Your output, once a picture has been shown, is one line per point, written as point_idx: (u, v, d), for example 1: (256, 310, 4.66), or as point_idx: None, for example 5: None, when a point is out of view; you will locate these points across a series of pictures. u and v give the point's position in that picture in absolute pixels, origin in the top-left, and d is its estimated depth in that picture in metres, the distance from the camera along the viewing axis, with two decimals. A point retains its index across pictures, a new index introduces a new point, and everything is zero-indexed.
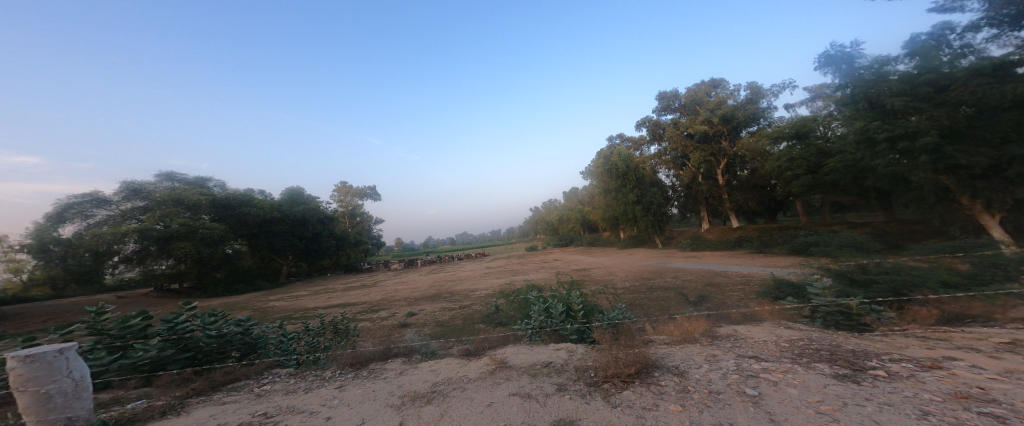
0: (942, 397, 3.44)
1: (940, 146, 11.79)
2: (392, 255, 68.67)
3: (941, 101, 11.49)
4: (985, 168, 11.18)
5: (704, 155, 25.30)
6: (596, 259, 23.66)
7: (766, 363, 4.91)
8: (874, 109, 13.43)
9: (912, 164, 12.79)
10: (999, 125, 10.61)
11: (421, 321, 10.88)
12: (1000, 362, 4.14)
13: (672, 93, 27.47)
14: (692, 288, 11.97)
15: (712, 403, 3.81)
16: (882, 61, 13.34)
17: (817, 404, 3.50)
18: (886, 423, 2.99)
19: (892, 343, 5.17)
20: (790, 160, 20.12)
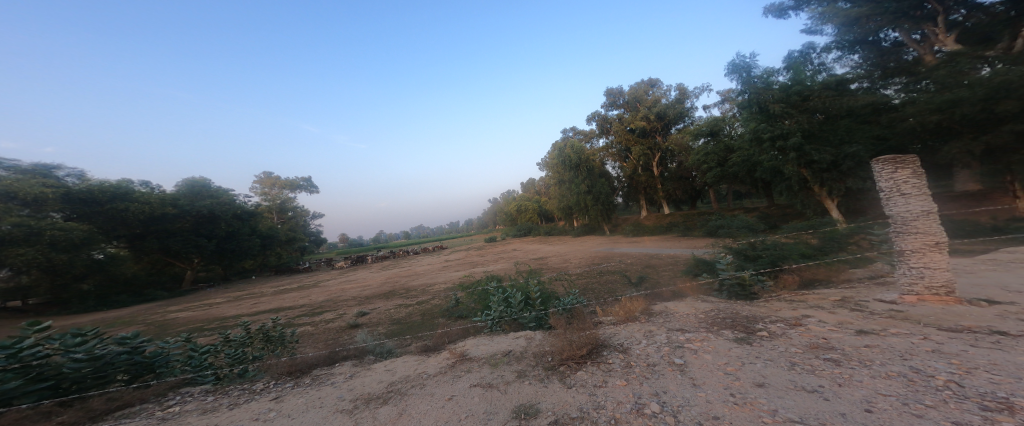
0: (802, 349, 4.32)
1: (803, 145, 14.65)
2: (339, 252, 63.73)
3: (804, 109, 14.55)
4: (829, 162, 14.40)
5: (643, 149, 27.52)
6: (552, 248, 24.57)
7: (686, 333, 5.61)
8: (762, 113, 15.69)
9: (785, 159, 15.42)
10: (839, 130, 14.39)
11: (373, 320, 10.21)
12: (834, 315, 5.29)
13: (617, 89, 29.21)
14: (635, 271, 13.12)
15: (649, 374, 4.25)
16: (769, 73, 15.75)
17: (725, 366, 4.15)
18: (769, 376, 3.67)
19: (770, 307, 6.27)
20: (705, 154, 22.72)
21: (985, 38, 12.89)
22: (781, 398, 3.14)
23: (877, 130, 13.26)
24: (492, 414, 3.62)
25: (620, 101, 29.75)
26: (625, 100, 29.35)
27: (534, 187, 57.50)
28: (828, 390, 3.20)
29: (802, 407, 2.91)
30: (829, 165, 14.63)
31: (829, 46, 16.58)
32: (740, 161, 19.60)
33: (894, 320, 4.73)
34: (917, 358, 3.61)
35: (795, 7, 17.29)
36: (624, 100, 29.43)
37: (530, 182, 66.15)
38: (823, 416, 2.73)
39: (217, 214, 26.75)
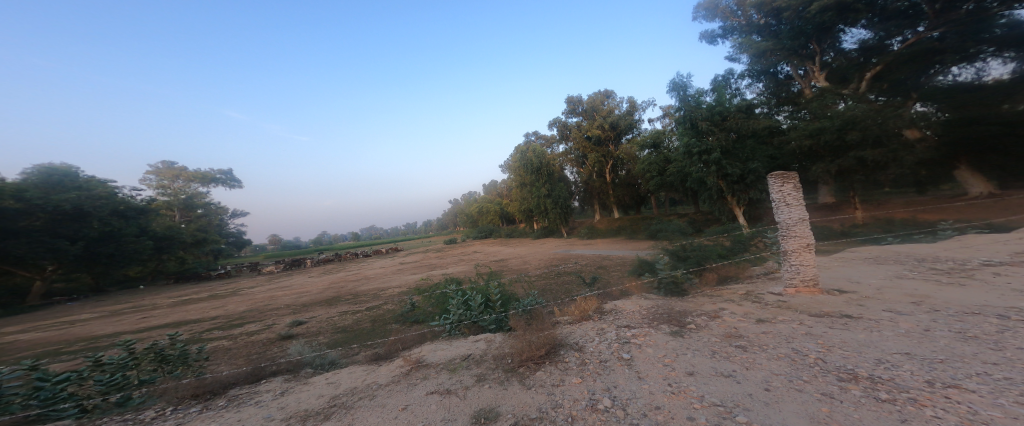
0: (718, 337, 4.66)
1: (721, 160, 16.25)
2: (277, 254, 57.41)
3: (722, 128, 16.22)
4: (738, 175, 16.20)
5: (598, 157, 29.00)
6: (512, 250, 24.55)
7: (631, 329, 5.53)
8: (692, 129, 16.89)
9: (707, 172, 16.69)
10: (746, 148, 16.39)
11: (311, 329, 8.95)
12: (742, 307, 5.79)
13: (577, 98, 30.44)
14: (589, 271, 13.77)
15: (602, 370, 4.13)
16: (700, 93, 17.00)
17: (663, 357, 4.26)
18: (697, 365, 3.89)
19: (694, 303, 6.55)
20: (649, 164, 24.24)
21: (842, 78, 16.64)
22: (707, 385, 3.31)
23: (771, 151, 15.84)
24: (451, 421, 3.26)
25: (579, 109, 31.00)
26: (583, 108, 30.60)
27: (496, 190, 57.42)
28: (739, 373, 3.51)
29: (721, 391, 3.12)
30: (738, 178, 16.36)
31: (743, 73, 19.17)
32: (674, 172, 20.82)
33: (784, 310, 5.35)
34: (797, 341, 4.14)
35: (721, 35, 19.79)
36: (582, 108, 30.70)
37: (492, 184, 65.76)
38: (740, 399, 2.90)
39: (87, 209, 19.74)
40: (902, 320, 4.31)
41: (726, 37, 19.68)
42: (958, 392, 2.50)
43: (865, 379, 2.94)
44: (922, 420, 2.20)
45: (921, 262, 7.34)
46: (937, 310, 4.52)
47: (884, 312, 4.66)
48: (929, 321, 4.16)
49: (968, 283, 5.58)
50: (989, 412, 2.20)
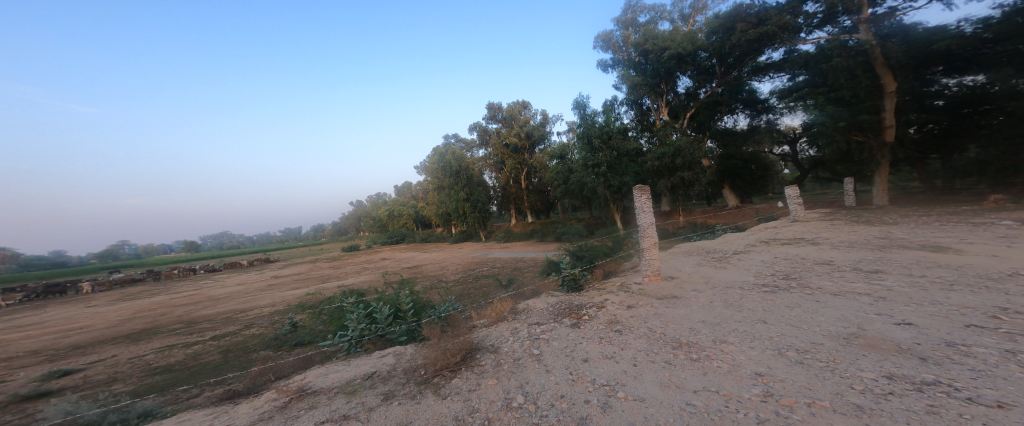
0: (602, 325, 4.32)
1: (607, 173, 17.97)
2: (98, 266, 42.17)
3: (608, 147, 18.06)
4: (618, 187, 18.21)
5: (515, 164, 30.14)
6: (429, 256, 23.42)
7: (540, 325, 4.73)
8: (588, 144, 18.37)
9: (599, 181, 18.30)
10: (627, 165, 18.34)
11: (93, 380, 5.96)
12: (618, 297, 5.42)
13: (498, 105, 31.43)
14: (505, 273, 14.11)
15: (515, 368, 3.49)
16: (594, 113, 18.62)
17: (566, 348, 3.79)
18: (591, 350, 3.60)
19: (586, 296, 5.96)
20: (556, 173, 25.93)
21: (676, 115, 20.44)
22: (600, 369, 3.11)
23: (641, 169, 18.31)
24: None
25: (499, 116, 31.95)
26: (503, 116, 31.60)
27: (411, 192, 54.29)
28: (620, 354, 3.39)
29: (609, 372, 3.02)
30: (618, 190, 18.32)
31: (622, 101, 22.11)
32: (574, 181, 22.81)
33: (646, 296, 5.19)
34: (650, 320, 4.16)
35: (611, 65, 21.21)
36: (502, 116, 31.69)
37: (405, 185, 61.84)
38: (622, 375, 2.90)
39: None
40: (702, 297, 4.75)
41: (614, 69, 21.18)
42: (726, 345, 3.03)
43: (689, 347, 3.20)
44: (720, 370, 2.61)
45: (708, 247, 9.02)
46: (717, 286, 5.20)
47: (693, 292, 5.06)
48: (717, 295, 4.72)
49: (738, 259, 7.10)
50: (757, 355, 2.71)
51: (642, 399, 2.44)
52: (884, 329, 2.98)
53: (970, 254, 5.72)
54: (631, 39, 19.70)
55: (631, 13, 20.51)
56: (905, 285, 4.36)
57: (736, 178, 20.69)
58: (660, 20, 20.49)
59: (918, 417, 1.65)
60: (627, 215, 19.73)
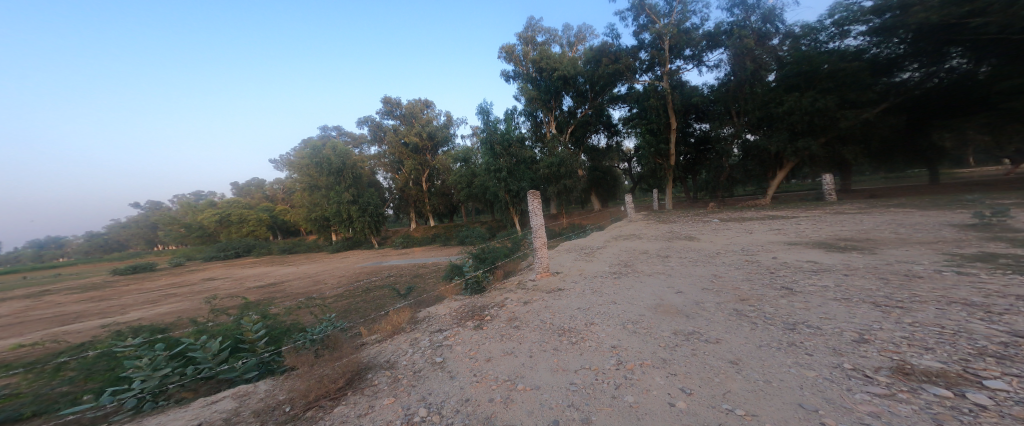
0: (501, 323, 4.53)
1: (507, 179, 18.91)
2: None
3: (507, 154, 18.99)
4: (516, 192, 19.32)
5: (414, 164, 28.65)
6: (299, 270, 19.62)
7: (442, 331, 4.63)
8: (490, 150, 19.02)
9: (500, 186, 19.05)
10: (523, 172, 19.58)
11: None
12: (517, 294, 5.79)
13: (396, 100, 29.62)
14: (403, 282, 13.25)
15: (416, 380, 3.18)
16: (496, 120, 19.25)
17: (470, 349, 3.74)
18: (494, 348, 3.65)
19: (487, 297, 6.19)
20: (459, 176, 25.74)
21: (562, 130, 22.75)
22: (504, 364, 3.15)
23: (535, 176, 19.85)
24: None
25: (397, 112, 30.26)
26: (401, 113, 30.00)
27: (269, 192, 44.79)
28: (519, 346, 3.55)
29: (510, 365, 3.09)
30: (515, 194, 19.38)
31: (521, 111, 23.63)
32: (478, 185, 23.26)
33: (539, 291, 5.69)
34: (543, 313, 4.57)
35: (513, 77, 22.54)
36: (400, 112, 30.07)
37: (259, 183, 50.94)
38: (520, 368, 2.96)
39: None
40: (580, 286, 5.52)
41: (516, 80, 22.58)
42: (593, 327, 3.60)
43: (570, 332, 3.63)
44: (590, 349, 3.06)
45: (583, 244, 10.45)
46: (594, 276, 6.05)
47: (574, 282, 5.82)
48: (589, 283, 5.58)
49: (609, 252, 8.37)
50: (614, 331, 3.34)
51: (539, 388, 2.54)
52: (675, 297, 4.20)
53: (698, 239, 8.47)
54: (530, 55, 21.16)
55: (531, 31, 22.10)
56: (679, 263, 6.09)
57: (598, 187, 24.11)
58: (553, 43, 22.67)
59: (690, 359, 2.50)
60: (523, 217, 21.31)
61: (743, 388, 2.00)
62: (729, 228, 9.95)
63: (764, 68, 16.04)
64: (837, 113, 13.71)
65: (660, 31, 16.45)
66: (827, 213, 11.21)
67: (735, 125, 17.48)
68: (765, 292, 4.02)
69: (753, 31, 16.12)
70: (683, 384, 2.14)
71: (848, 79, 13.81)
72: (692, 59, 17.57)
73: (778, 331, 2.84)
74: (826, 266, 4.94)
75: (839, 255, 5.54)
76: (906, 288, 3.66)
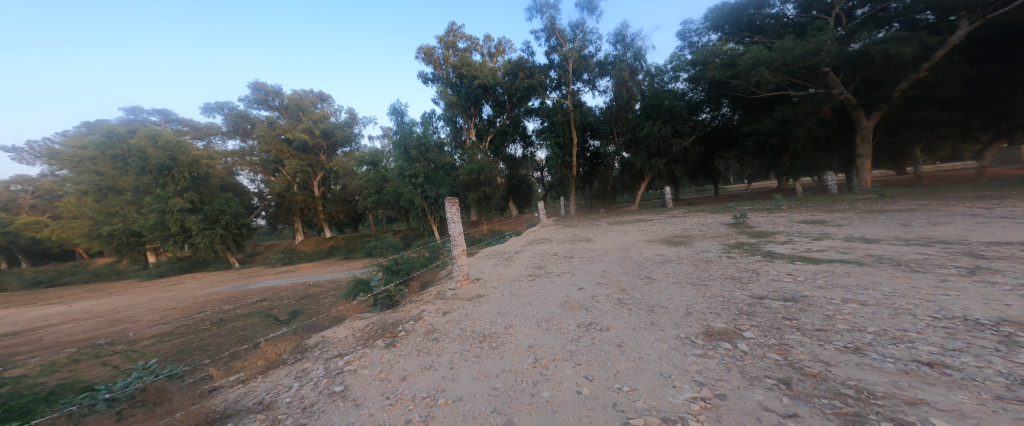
0: (418, 337, 4.24)
1: (423, 185, 18.19)
2: None
3: (423, 159, 18.34)
4: (434, 199, 18.72)
5: (301, 165, 25.05)
6: (78, 308, 12.72)
7: (345, 355, 4.09)
8: (405, 155, 18.17)
9: (415, 192, 18.16)
10: (443, 179, 19.24)
11: None
12: (435, 305, 5.55)
13: (271, 88, 25.89)
14: (287, 299, 11.06)
15: (309, 416, 2.71)
16: (412, 123, 18.51)
17: (381, 371, 3.37)
18: (408, 367, 3.37)
19: (403, 310, 5.76)
20: (366, 180, 23.70)
21: (482, 137, 23.30)
22: (424, 384, 2.91)
23: (452, 183, 19.68)
24: None
25: (274, 103, 26.33)
26: (281, 103, 26.27)
27: None
28: (438, 361, 3.37)
29: (425, 382, 2.94)
30: (434, 201, 18.82)
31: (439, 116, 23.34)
32: (390, 190, 21.50)
33: (459, 300, 5.60)
34: (461, 321, 4.49)
35: (432, 79, 22.29)
36: (279, 103, 26.27)
37: None
38: (440, 382, 2.87)
39: None
40: (498, 290, 5.69)
41: (434, 83, 22.40)
42: (510, 330, 3.71)
43: (489, 338, 3.67)
44: (509, 351, 3.15)
45: (499, 249, 10.68)
46: (511, 280, 6.27)
47: (492, 287, 5.96)
48: (507, 287, 5.76)
49: (519, 256, 8.80)
50: (530, 331, 3.51)
51: (460, 399, 2.51)
52: (577, 292, 4.62)
53: (594, 240, 9.55)
54: (451, 60, 21.17)
55: (453, 37, 22.07)
56: (580, 262, 6.78)
57: (516, 195, 25.06)
58: (474, 51, 22.96)
59: (590, 348, 2.79)
60: (443, 225, 20.92)
61: (627, 367, 2.34)
62: (614, 230, 11.42)
63: (633, 99, 18.42)
64: (670, 141, 17.96)
65: (565, 54, 18.22)
66: (703, 214, 13.14)
67: (616, 144, 19.77)
68: (643, 281, 4.78)
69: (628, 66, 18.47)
70: (585, 372, 2.36)
71: (675, 113, 18.01)
72: (588, 83, 19.61)
73: (649, 313, 3.45)
74: (670, 256, 6.29)
75: (680, 247, 7.09)
76: (705, 269, 5.03)
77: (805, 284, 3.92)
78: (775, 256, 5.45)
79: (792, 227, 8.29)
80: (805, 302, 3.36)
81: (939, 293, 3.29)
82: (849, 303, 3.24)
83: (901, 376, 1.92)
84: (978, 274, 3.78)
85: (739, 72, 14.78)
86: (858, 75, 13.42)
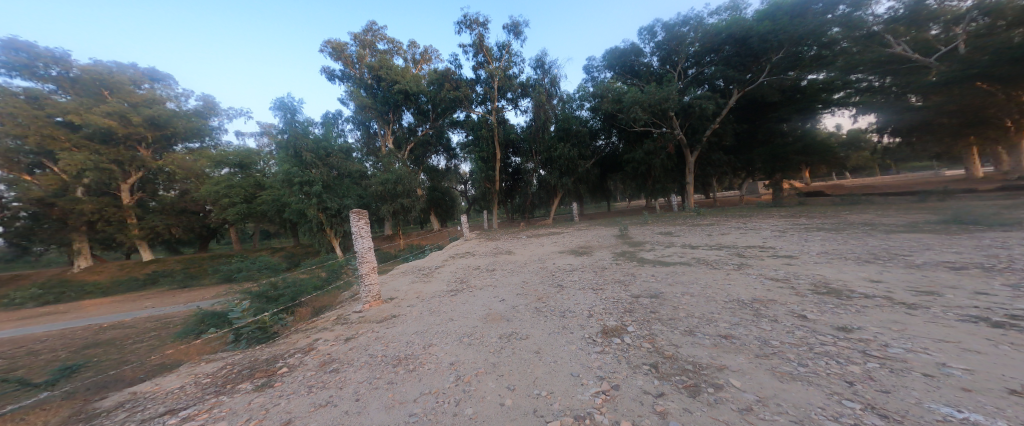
0: (312, 369, 3.57)
1: (320, 193, 15.92)
2: None
3: (323, 164, 16.54)
4: (336, 210, 16.56)
5: (98, 162, 16.01)
6: None
7: (196, 401, 3.12)
8: (296, 159, 15.95)
9: (307, 202, 15.64)
10: (344, 187, 17.58)
11: None
12: (333, 332, 4.85)
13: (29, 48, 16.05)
14: (76, 344, 7.67)
15: None
16: (308, 124, 16.62)
17: (253, 419, 2.66)
18: (296, 408, 2.77)
19: (286, 341, 4.72)
20: (228, 186, 18.67)
21: (400, 146, 22.26)
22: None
23: (361, 193, 18.20)
24: None
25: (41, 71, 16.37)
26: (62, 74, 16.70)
27: None
28: (340, 395, 2.89)
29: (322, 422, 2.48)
30: (335, 212, 16.67)
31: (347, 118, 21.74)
32: (269, 199, 18.36)
33: (367, 323, 5.11)
34: (370, 346, 4.06)
35: (340, 77, 20.82)
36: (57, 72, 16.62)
37: None
38: (343, 417, 2.50)
39: None
40: (416, 309, 5.42)
41: (343, 80, 20.88)
42: (428, 352, 3.50)
43: (407, 360, 3.43)
44: (429, 372, 3.01)
45: (418, 265, 10.08)
46: (427, 297, 5.99)
47: (407, 306, 5.64)
48: (426, 304, 5.52)
49: (434, 272, 8.52)
50: (451, 348, 3.44)
51: None
52: (498, 304, 4.73)
53: (514, 253, 9.87)
54: (366, 60, 19.92)
55: (371, 36, 20.85)
56: (502, 275, 6.92)
57: (437, 207, 24.30)
58: (395, 55, 22.06)
59: (511, 358, 2.85)
60: (348, 240, 19.03)
61: (544, 372, 2.47)
62: (535, 242, 11.97)
63: (549, 121, 19.80)
64: (576, 161, 19.88)
65: (491, 71, 18.87)
66: (605, 227, 14.33)
67: (534, 162, 20.87)
68: (549, 290, 5.11)
69: (546, 90, 19.90)
70: (508, 382, 2.42)
71: (579, 137, 20.11)
72: (511, 101, 20.56)
73: (561, 318, 3.72)
74: (571, 265, 6.91)
75: (580, 256, 7.84)
76: (601, 275, 5.67)
77: (663, 282, 4.86)
78: (647, 261, 6.47)
79: (662, 237, 9.89)
80: (662, 297, 4.13)
81: (727, 283, 4.51)
82: (687, 296, 4.09)
83: (713, 348, 2.57)
84: (742, 268, 5.30)
85: (621, 107, 17.53)
86: (687, 121, 17.79)
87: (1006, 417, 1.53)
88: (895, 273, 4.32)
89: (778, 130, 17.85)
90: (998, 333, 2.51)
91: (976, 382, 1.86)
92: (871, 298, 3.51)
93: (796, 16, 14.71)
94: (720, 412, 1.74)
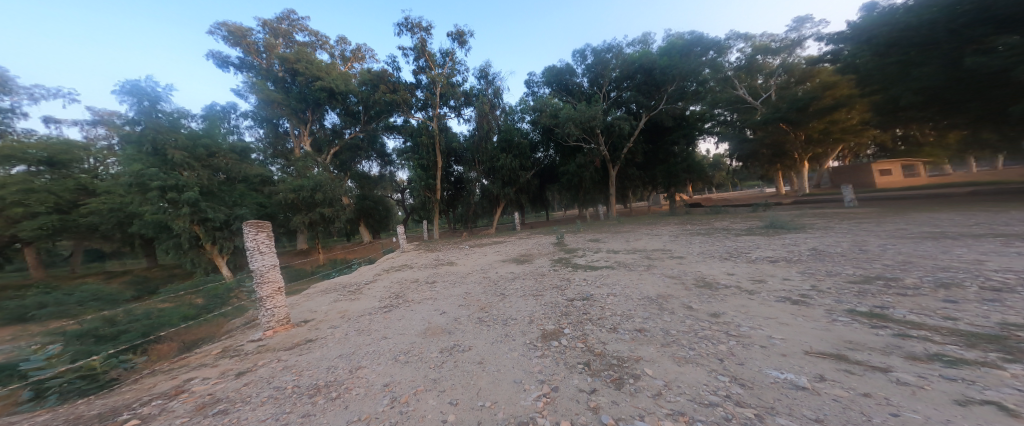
0: (186, 416, 2.92)
1: (198, 201, 13.02)
2: None
3: (207, 165, 14.11)
4: (222, 221, 13.91)
5: None
6: None
7: None
8: (155, 156, 12.69)
9: (173, 214, 12.61)
10: (229, 194, 15.09)
11: None
12: (216, 368, 4.10)
13: None
14: None
15: None
16: (180, 114, 13.69)
17: None
18: None
19: (134, 388, 3.80)
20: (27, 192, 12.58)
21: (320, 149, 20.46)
22: None
23: (257, 201, 16.03)
24: None
25: None
26: None
27: None
28: None
29: None
30: (220, 224, 14.09)
31: (245, 113, 19.01)
32: (110, 212, 14.70)
33: (271, 351, 4.46)
34: (277, 378, 3.53)
35: (237, 65, 18.43)
36: None
37: None
38: None
39: None
40: (338, 330, 4.90)
41: (241, 70, 18.47)
42: (358, 375, 3.18)
43: (325, 388, 3.08)
44: (358, 397, 2.74)
45: (342, 282, 9.17)
46: (353, 317, 5.49)
47: (329, 328, 5.07)
48: (353, 324, 5.04)
49: (360, 288, 7.87)
50: (385, 368, 3.19)
51: None
52: (439, 317, 4.55)
53: (456, 263, 9.72)
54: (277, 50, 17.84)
55: (287, 25, 18.85)
56: (443, 287, 6.68)
57: (368, 217, 22.56)
58: (319, 48, 20.21)
59: (452, 372, 2.76)
60: (242, 257, 16.43)
61: (487, 382, 2.45)
62: (477, 252, 11.92)
63: (492, 131, 20.05)
64: (516, 171, 20.39)
65: (433, 77, 18.44)
66: (535, 238, 14.70)
67: (477, 171, 20.76)
68: (481, 301, 5.09)
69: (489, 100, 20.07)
70: (449, 397, 2.33)
71: (518, 149, 20.68)
72: (455, 109, 20.27)
73: (504, 326, 3.74)
74: (504, 274, 7.01)
75: (518, 265, 8.01)
76: (541, 281, 5.87)
77: (592, 284, 5.23)
78: (576, 267, 6.90)
79: (583, 244, 10.67)
80: (593, 298, 4.43)
81: (639, 282, 5.05)
82: (609, 296, 4.43)
83: (632, 341, 2.84)
84: (650, 268, 5.96)
85: (556, 121, 18.62)
86: (609, 139, 19.45)
87: (804, 372, 1.98)
88: (739, 267, 5.31)
89: (672, 151, 20.51)
90: (796, 307, 3.26)
91: (787, 347, 2.38)
92: (729, 288, 4.25)
93: (683, 55, 17.56)
94: (640, 399, 1.92)
